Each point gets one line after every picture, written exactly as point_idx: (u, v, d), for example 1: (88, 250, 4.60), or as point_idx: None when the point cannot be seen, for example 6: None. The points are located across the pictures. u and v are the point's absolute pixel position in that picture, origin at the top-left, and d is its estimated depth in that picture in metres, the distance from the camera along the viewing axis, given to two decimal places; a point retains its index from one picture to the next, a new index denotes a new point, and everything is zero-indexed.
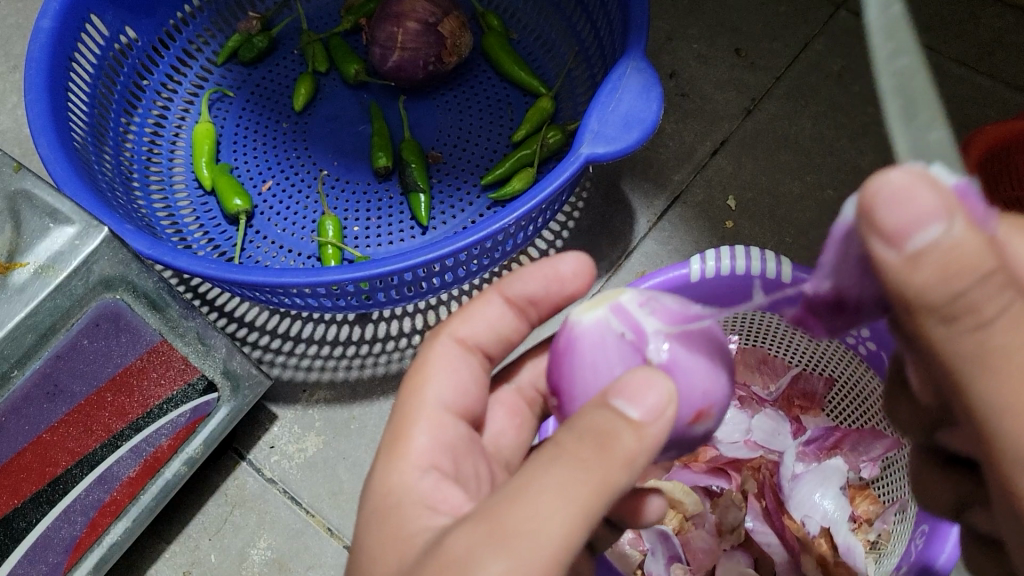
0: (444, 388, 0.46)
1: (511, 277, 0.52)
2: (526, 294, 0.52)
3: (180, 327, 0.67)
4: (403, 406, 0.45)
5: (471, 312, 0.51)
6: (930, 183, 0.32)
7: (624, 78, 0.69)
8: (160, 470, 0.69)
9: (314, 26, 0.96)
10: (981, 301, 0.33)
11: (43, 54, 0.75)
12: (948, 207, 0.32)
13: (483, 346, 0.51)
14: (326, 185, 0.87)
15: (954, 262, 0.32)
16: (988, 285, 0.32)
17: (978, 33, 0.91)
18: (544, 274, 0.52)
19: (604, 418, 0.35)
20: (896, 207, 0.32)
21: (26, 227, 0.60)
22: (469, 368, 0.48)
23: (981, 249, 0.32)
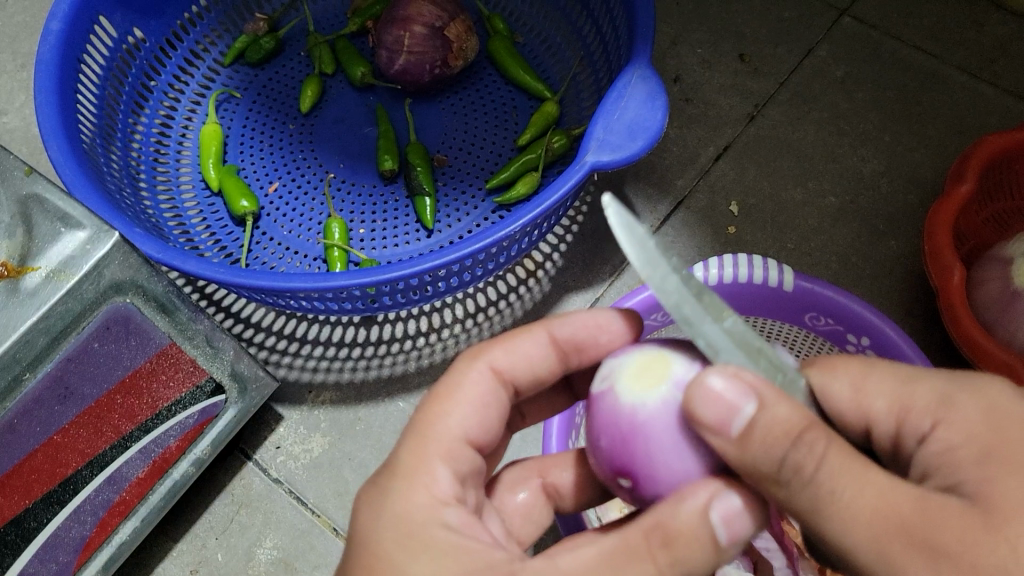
0: (466, 421, 0.46)
1: (561, 318, 0.51)
2: (573, 340, 0.51)
3: (189, 331, 0.69)
4: (419, 425, 0.45)
5: (516, 342, 0.50)
6: (733, 379, 0.38)
7: (630, 86, 0.70)
8: (168, 471, 0.71)
9: (321, 27, 0.96)
10: (802, 461, 0.37)
11: (53, 55, 0.76)
12: (751, 395, 0.38)
13: (517, 381, 0.50)
14: (332, 187, 0.87)
15: (773, 435, 0.38)
16: (801, 447, 0.37)
17: (981, 41, 0.92)
18: (593, 322, 0.50)
19: (702, 531, 0.38)
20: (708, 405, 0.38)
21: (37, 231, 0.60)
22: (494, 404, 0.48)
23: (792, 413, 0.38)
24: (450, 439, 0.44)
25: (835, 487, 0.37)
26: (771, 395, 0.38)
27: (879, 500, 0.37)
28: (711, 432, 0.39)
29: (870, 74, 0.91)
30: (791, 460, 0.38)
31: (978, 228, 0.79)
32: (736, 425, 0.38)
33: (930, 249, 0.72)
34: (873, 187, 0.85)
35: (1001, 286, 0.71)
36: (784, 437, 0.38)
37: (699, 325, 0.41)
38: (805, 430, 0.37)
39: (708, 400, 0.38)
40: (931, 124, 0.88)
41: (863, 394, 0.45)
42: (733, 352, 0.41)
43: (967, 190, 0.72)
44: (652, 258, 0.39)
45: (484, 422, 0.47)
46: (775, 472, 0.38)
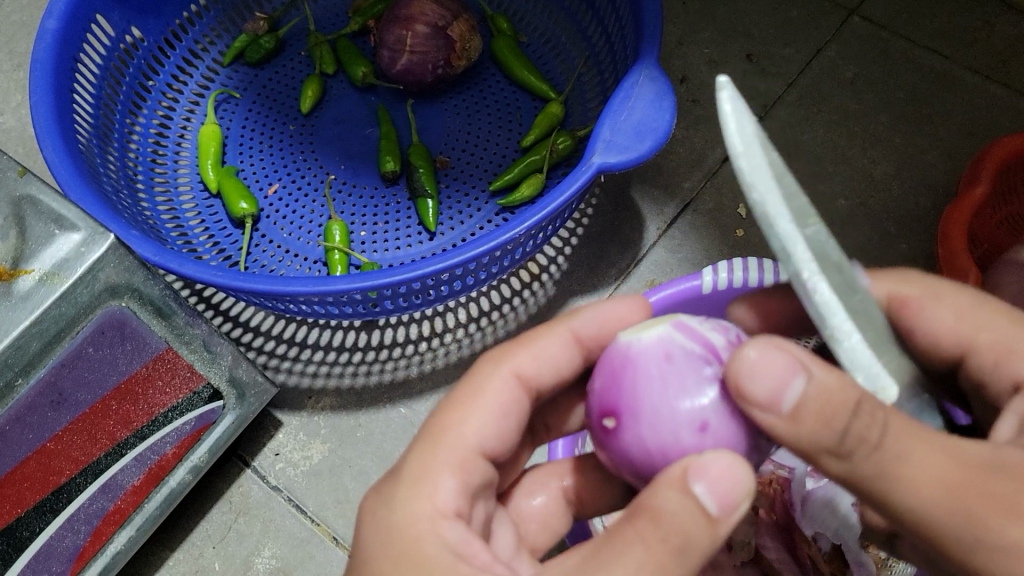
0: (483, 432, 0.44)
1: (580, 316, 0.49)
2: (593, 337, 0.50)
3: (187, 335, 0.67)
4: (434, 433, 0.44)
5: (539, 346, 0.48)
6: (779, 348, 0.36)
7: (637, 86, 0.69)
8: (165, 478, 0.68)
9: (322, 27, 0.95)
10: (866, 431, 0.34)
11: (48, 54, 0.74)
12: (800, 364, 0.35)
13: (542, 385, 0.49)
14: (333, 188, 0.86)
15: (827, 408, 0.34)
16: (863, 415, 0.34)
17: (992, 42, 0.90)
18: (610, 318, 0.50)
19: (689, 505, 0.35)
20: (756, 376, 0.36)
21: (30, 233, 0.59)
22: (514, 413, 0.46)
23: (843, 382, 0.35)
24: (463, 449, 0.43)
25: (900, 451, 0.35)
26: (819, 363, 0.35)
27: (942, 466, 0.35)
28: (761, 408, 0.36)
29: (879, 75, 0.90)
30: (852, 433, 0.34)
31: (992, 231, 0.77)
32: (787, 401, 0.35)
33: (944, 253, 0.70)
34: (884, 190, 0.84)
35: (1016, 291, 0.70)
36: (843, 407, 0.34)
37: (779, 222, 0.35)
38: (863, 396, 0.34)
39: (758, 372, 0.36)
40: (942, 126, 0.86)
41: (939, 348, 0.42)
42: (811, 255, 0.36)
43: (982, 193, 0.71)
44: (747, 140, 0.35)
45: (502, 432, 0.45)
46: (836, 445, 0.35)
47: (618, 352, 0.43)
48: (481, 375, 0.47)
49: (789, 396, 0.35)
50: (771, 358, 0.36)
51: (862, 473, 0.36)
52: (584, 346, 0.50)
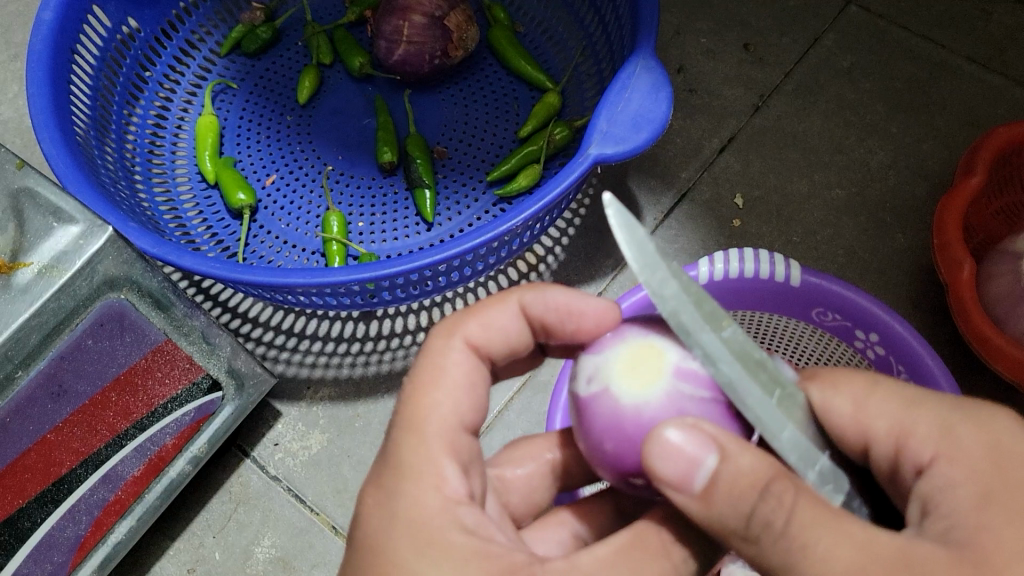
0: (460, 405, 0.42)
1: (535, 290, 0.46)
2: (544, 318, 0.47)
3: (185, 327, 0.67)
4: (408, 413, 0.41)
5: (487, 316, 0.46)
6: (692, 429, 0.37)
7: (633, 77, 0.69)
8: (165, 469, 0.69)
9: (319, 17, 0.95)
10: (769, 515, 0.36)
11: (45, 46, 0.74)
12: (710, 446, 0.36)
13: (496, 355, 0.46)
14: (330, 179, 0.86)
15: (737, 485, 0.36)
16: (770, 498, 0.36)
17: (989, 31, 0.90)
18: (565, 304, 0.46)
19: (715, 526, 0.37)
20: (666, 460, 0.37)
21: (29, 226, 0.59)
22: (481, 380, 0.44)
23: (756, 465, 0.36)
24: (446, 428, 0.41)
25: (810, 537, 0.36)
26: (734, 443, 0.37)
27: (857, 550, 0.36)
28: (672, 484, 0.37)
29: (877, 64, 0.90)
30: (758, 516, 0.36)
31: (987, 221, 0.78)
32: (698, 480, 0.37)
33: (939, 244, 0.70)
34: (881, 180, 0.84)
35: (1011, 282, 0.70)
36: (749, 489, 0.36)
37: (697, 334, 0.40)
38: (772, 482, 0.36)
39: (662, 450, 0.37)
40: (939, 115, 0.86)
41: (863, 415, 0.44)
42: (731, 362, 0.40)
43: (977, 183, 0.71)
44: (651, 260, 0.39)
45: (473, 405, 0.43)
46: (743, 528, 0.37)
47: (623, 423, 0.42)
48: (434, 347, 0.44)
49: (699, 477, 0.36)
50: (681, 433, 0.37)
51: (770, 558, 0.37)
52: (529, 315, 0.47)
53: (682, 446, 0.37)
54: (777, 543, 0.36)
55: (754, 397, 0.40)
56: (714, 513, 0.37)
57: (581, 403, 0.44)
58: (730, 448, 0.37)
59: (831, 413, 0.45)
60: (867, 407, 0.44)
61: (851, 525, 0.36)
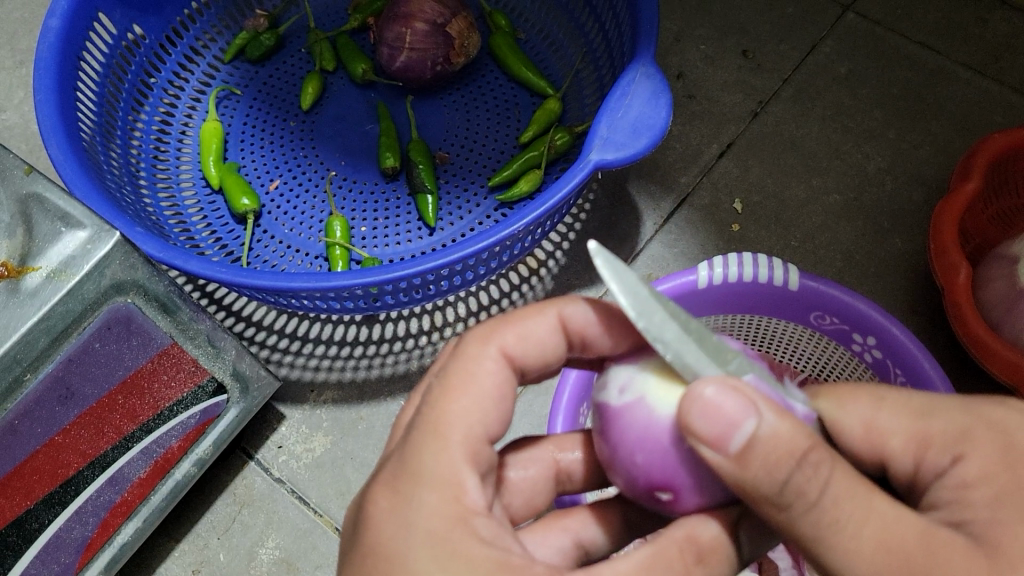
0: (489, 413, 0.42)
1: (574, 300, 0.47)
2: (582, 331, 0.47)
3: (191, 330, 0.68)
4: (436, 415, 0.41)
5: (527, 326, 0.46)
6: (734, 389, 0.37)
7: (633, 84, 0.70)
8: (170, 471, 0.71)
9: (322, 23, 0.96)
10: (804, 484, 0.36)
11: (52, 53, 0.75)
12: (753, 405, 0.36)
13: (529, 366, 0.46)
14: (333, 184, 0.87)
15: (774, 451, 0.36)
16: (806, 466, 0.36)
17: (986, 38, 0.91)
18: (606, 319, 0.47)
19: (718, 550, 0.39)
20: (706, 417, 0.37)
21: (37, 230, 0.60)
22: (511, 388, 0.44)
23: (794, 431, 0.36)
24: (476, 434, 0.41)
25: (839, 514, 0.37)
26: (770, 408, 0.37)
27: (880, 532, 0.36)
28: (711, 445, 0.37)
29: (875, 70, 0.91)
30: (793, 483, 0.36)
31: (984, 226, 0.78)
32: (737, 442, 0.36)
33: (936, 248, 0.71)
34: (878, 185, 0.85)
35: (1007, 285, 0.71)
36: (786, 458, 0.36)
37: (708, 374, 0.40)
38: (807, 453, 0.36)
39: (704, 412, 0.37)
40: (936, 121, 0.87)
41: (874, 433, 0.46)
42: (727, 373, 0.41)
43: (973, 188, 0.72)
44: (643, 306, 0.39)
45: (501, 418, 0.43)
46: (776, 494, 0.37)
47: (660, 434, 0.42)
48: (467, 354, 0.44)
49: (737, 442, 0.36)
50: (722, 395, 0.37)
51: (801, 528, 0.37)
52: (567, 327, 0.47)
53: (723, 408, 0.36)
54: (804, 516, 0.37)
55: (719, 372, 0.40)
56: (749, 477, 0.37)
57: (614, 411, 0.44)
58: (768, 414, 0.36)
59: (842, 430, 0.46)
60: (880, 421, 0.45)
61: (882, 505, 0.37)
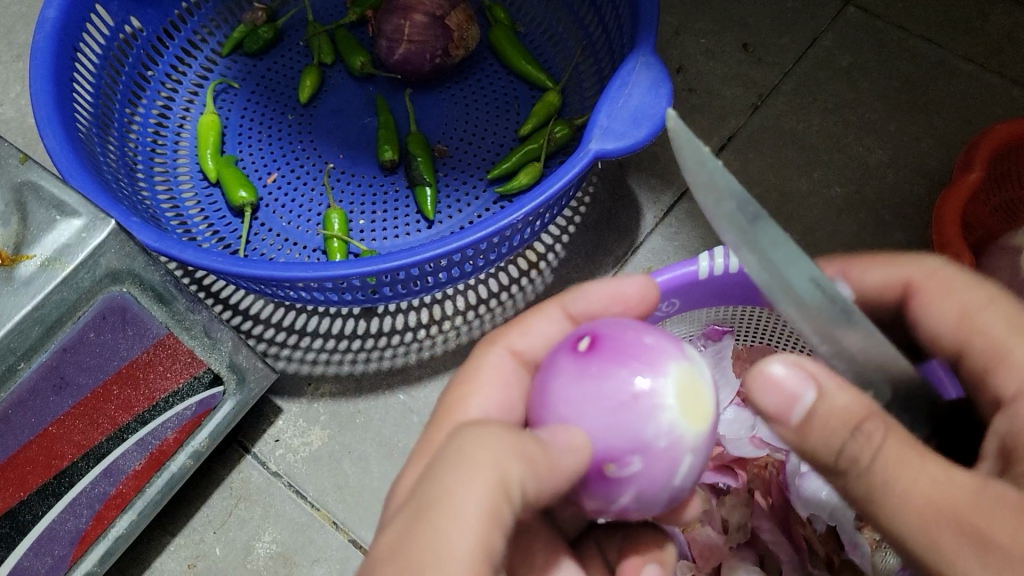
0: (489, 401, 0.48)
1: (575, 294, 0.53)
2: (589, 313, 0.53)
3: (187, 321, 0.67)
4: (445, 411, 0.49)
5: (530, 324, 0.53)
6: (795, 366, 0.38)
7: (633, 73, 0.69)
8: (166, 463, 0.69)
9: (320, 17, 0.95)
10: (857, 454, 0.37)
11: (48, 44, 0.74)
12: (809, 380, 0.37)
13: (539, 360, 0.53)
14: (332, 177, 0.86)
15: (831, 420, 0.37)
16: (859, 435, 0.37)
17: (987, 31, 0.91)
18: (607, 293, 0.53)
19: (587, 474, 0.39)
20: (769, 391, 0.38)
21: (32, 218, 0.59)
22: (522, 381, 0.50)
23: (852, 401, 0.37)
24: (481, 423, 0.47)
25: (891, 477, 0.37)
26: (839, 384, 0.38)
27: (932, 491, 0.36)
28: (785, 403, 0.38)
29: (876, 64, 0.90)
30: (849, 451, 0.37)
31: (986, 218, 0.78)
32: (797, 411, 0.38)
33: (938, 242, 0.71)
34: (879, 177, 0.84)
35: (1010, 276, 0.70)
36: (844, 425, 0.37)
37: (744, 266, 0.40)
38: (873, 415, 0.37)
39: (765, 382, 0.38)
40: (937, 114, 0.87)
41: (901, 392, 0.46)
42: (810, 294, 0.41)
43: (975, 178, 0.72)
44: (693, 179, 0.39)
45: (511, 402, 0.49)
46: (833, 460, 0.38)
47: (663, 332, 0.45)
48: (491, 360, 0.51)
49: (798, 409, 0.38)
50: (790, 366, 0.38)
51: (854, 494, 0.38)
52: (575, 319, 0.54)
53: (789, 374, 0.38)
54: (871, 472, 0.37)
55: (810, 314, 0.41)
56: (810, 442, 0.38)
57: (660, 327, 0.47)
58: (836, 388, 0.37)
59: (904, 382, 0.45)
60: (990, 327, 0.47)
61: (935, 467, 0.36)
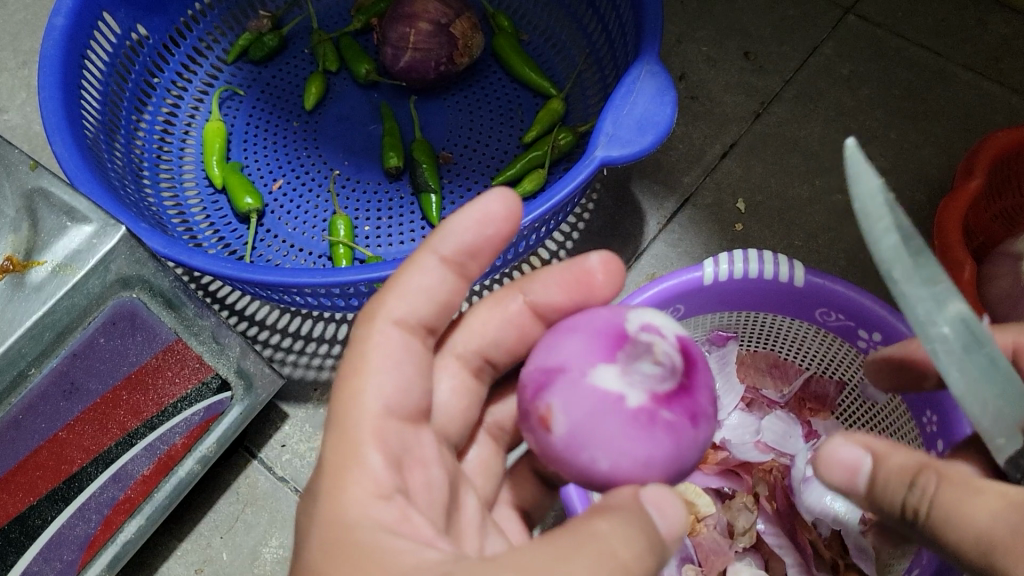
0: (384, 387, 0.43)
1: (439, 235, 0.48)
2: (459, 246, 0.48)
3: (196, 326, 0.68)
4: (338, 407, 0.42)
5: (407, 283, 0.47)
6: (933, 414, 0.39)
7: (638, 82, 0.70)
8: (173, 468, 0.70)
9: (325, 25, 0.96)
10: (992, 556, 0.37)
11: (57, 50, 0.75)
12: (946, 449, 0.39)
13: (423, 321, 0.47)
14: (337, 184, 0.87)
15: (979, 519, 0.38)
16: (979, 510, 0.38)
17: (985, 39, 0.92)
18: (472, 219, 0.48)
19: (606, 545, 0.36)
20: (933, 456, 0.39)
21: (43, 225, 0.59)
22: (414, 355, 0.45)
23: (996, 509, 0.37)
24: (376, 416, 0.42)
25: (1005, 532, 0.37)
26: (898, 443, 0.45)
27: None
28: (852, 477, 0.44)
29: (875, 71, 0.91)
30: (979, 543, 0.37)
31: (987, 225, 0.78)
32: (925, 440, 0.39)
33: (940, 246, 0.72)
34: (881, 185, 0.85)
35: (1011, 282, 0.71)
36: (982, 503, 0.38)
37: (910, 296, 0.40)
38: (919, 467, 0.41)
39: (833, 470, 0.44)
40: (937, 122, 0.88)
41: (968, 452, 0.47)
42: (953, 347, 0.40)
43: (977, 185, 0.73)
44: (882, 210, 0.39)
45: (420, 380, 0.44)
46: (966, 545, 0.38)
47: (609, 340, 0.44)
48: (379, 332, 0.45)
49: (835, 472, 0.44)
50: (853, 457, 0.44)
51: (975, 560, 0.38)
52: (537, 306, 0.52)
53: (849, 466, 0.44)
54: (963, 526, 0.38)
55: (963, 375, 0.40)
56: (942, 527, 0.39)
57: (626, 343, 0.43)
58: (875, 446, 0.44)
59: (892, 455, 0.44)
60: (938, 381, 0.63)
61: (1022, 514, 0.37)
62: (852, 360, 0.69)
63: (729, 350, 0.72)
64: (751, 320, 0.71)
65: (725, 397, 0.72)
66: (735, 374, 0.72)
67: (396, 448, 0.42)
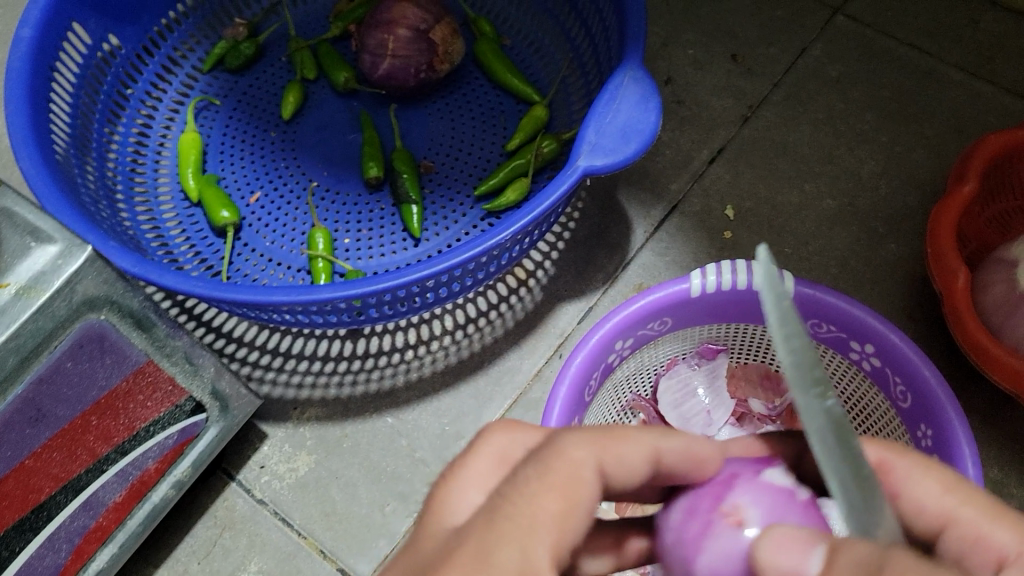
0: (552, 501, 0.35)
1: (675, 438, 0.43)
2: (672, 461, 0.43)
3: (167, 347, 0.65)
4: (511, 490, 0.35)
5: (625, 452, 0.40)
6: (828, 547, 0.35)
7: (621, 88, 0.68)
8: (147, 493, 0.69)
9: (303, 32, 0.94)
10: None
11: (23, 62, 0.73)
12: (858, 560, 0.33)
13: (612, 484, 0.39)
14: (316, 196, 0.85)
15: None
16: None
17: (976, 39, 0.90)
18: (698, 449, 0.45)
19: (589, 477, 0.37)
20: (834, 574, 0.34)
21: (4, 244, 0.55)
22: (585, 496, 0.36)
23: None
24: (547, 517, 0.35)
25: None
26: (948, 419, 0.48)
27: None
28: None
29: (865, 72, 0.89)
30: None
31: (982, 230, 0.76)
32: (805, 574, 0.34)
33: (933, 252, 0.69)
34: (872, 189, 0.83)
35: (1005, 289, 0.68)
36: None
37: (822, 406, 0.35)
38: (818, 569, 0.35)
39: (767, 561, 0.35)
40: (929, 123, 0.86)
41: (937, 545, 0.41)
42: (828, 434, 0.35)
43: (970, 190, 0.70)
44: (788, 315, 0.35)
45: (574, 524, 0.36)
46: None
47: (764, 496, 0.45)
48: (567, 456, 0.37)
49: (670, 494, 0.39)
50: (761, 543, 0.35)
51: None
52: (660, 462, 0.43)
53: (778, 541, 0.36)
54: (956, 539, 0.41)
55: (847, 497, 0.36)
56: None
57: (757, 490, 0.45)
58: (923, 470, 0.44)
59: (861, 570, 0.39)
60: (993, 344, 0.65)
61: None
62: (844, 372, 0.68)
63: (718, 364, 0.71)
64: (741, 332, 0.69)
65: (714, 412, 0.70)
66: (725, 389, 0.71)
67: (544, 520, 0.35)
